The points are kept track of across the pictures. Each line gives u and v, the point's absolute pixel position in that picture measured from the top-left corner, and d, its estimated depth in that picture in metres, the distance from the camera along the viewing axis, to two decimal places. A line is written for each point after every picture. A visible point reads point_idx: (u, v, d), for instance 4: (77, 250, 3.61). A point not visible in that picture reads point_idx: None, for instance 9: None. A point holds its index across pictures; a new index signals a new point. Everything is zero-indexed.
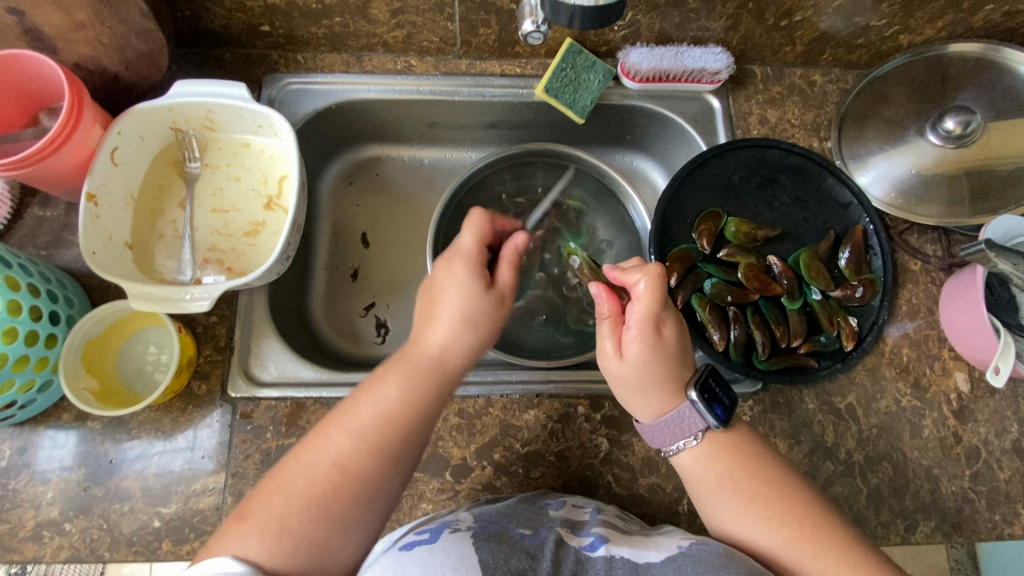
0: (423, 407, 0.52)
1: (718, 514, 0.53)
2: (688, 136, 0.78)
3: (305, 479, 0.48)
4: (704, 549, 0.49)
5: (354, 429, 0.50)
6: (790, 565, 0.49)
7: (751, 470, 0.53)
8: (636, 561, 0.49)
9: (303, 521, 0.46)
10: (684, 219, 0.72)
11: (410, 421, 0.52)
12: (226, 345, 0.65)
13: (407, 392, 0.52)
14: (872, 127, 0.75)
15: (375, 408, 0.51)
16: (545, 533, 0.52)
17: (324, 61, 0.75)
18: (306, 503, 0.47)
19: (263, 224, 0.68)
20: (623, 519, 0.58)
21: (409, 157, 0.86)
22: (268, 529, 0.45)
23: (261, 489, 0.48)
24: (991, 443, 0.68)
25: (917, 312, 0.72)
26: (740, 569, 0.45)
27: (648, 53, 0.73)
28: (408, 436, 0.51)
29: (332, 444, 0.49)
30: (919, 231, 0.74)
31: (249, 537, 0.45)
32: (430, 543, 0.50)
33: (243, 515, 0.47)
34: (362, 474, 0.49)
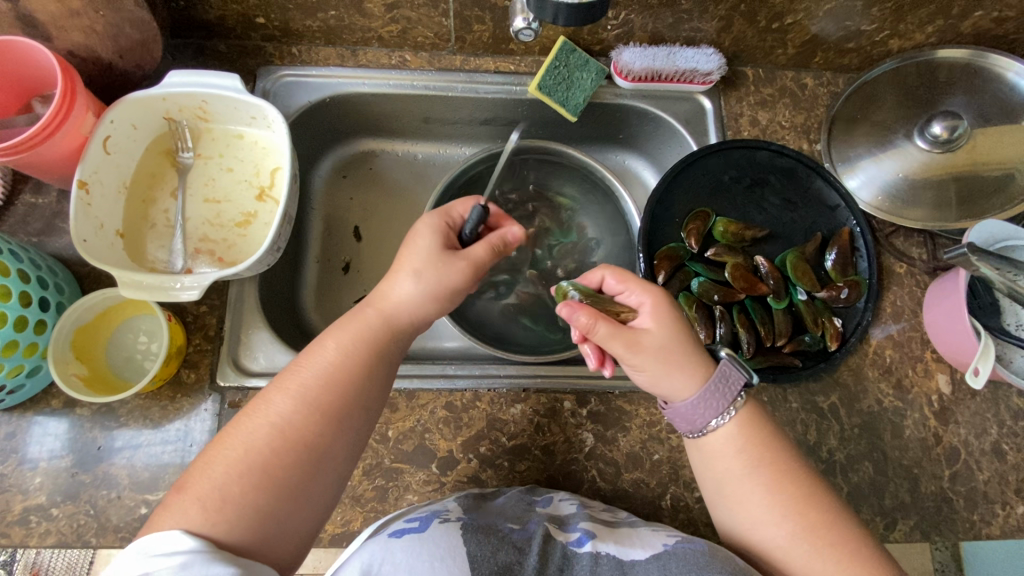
0: (366, 366, 0.53)
1: (741, 493, 0.52)
2: (680, 136, 0.79)
3: (249, 445, 0.47)
4: (688, 548, 0.50)
5: (296, 392, 0.51)
6: (801, 557, 0.49)
7: (769, 461, 0.52)
8: (620, 557, 0.50)
9: (248, 485, 0.45)
10: (674, 217, 0.72)
11: (352, 381, 0.52)
12: (216, 334, 0.65)
13: (350, 351, 0.53)
14: (860, 131, 0.76)
15: (317, 372, 0.52)
16: (534, 528, 0.53)
17: (319, 54, 0.75)
18: (251, 466, 0.46)
19: (255, 215, 0.69)
20: (609, 514, 0.59)
21: (403, 152, 0.86)
22: (207, 497, 0.45)
23: (206, 456, 0.48)
24: (971, 445, 0.69)
25: (902, 314, 0.73)
26: (724, 567, 0.47)
27: (641, 53, 0.73)
28: (348, 397, 0.52)
29: (274, 408, 0.50)
30: (905, 234, 0.75)
31: (187, 505, 0.44)
32: (419, 531, 0.51)
33: (183, 486, 0.46)
34: (308, 437, 0.49)
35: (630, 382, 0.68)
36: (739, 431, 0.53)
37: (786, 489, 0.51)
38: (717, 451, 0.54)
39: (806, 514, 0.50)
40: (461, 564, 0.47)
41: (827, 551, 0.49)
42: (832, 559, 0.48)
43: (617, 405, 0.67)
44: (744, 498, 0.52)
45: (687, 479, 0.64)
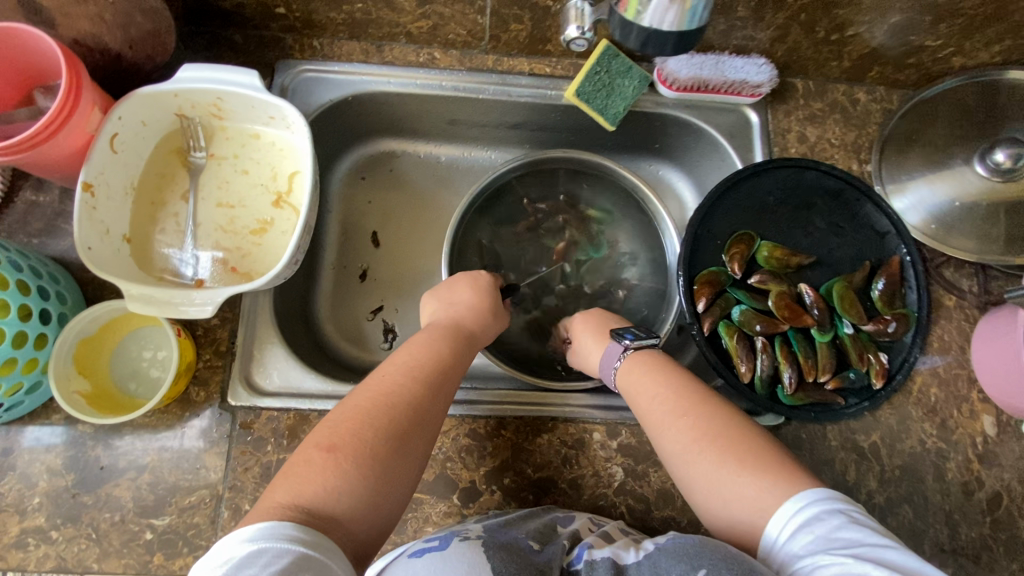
0: (458, 350, 0.56)
1: (660, 424, 0.50)
2: (722, 150, 0.74)
3: (363, 403, 0.47)
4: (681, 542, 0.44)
5: (412, 364, 0.52)
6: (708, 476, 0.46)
7: (683, 391, 0.51)
8: (619, 561, 0.46)
9: (369, 439, 0.44)
10: (715, 240, 0.68)
11: (447, 359, 0.54)
12: (227, 349, 0.62)
13: (442, 338, 0.56)
14: (915, 153, 0.72)
15: (424, 352, 0.53)
16: (551, 549, 0.50)
17: (342, 48, 0.70)
18: (390, 424, 0.46)
19: (271, 223, 0.64)
20: (624, 534, 0.55)
21: (426, 154, 0.82)
22: (360, 453, 0.43)
23: (326, 420, 0.46)
24: (1014, 490, 0.66)
25: (949, 349, 0.69)
26: (714, 556, 0.40)
27: (688, 61, 0.68)
28: (453, 371, 0.54)
29: (392, 375, 0.50)
30: (956, 265, 0.71)
31: (338, 459, 0.43)
32: (441, 550, 0.48)
33: (328, 443, 0.44)
34: (416, 398, 0.49)
35: None
36: (662, 379, 0.53)
37: (699, 419, 0.48)
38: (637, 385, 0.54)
39: (722, 433, 0.47)
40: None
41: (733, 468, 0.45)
42: (765, 487, 0.43)
43: (650, 439, 0.63)
44: (668, 430, 0.49)
45: None
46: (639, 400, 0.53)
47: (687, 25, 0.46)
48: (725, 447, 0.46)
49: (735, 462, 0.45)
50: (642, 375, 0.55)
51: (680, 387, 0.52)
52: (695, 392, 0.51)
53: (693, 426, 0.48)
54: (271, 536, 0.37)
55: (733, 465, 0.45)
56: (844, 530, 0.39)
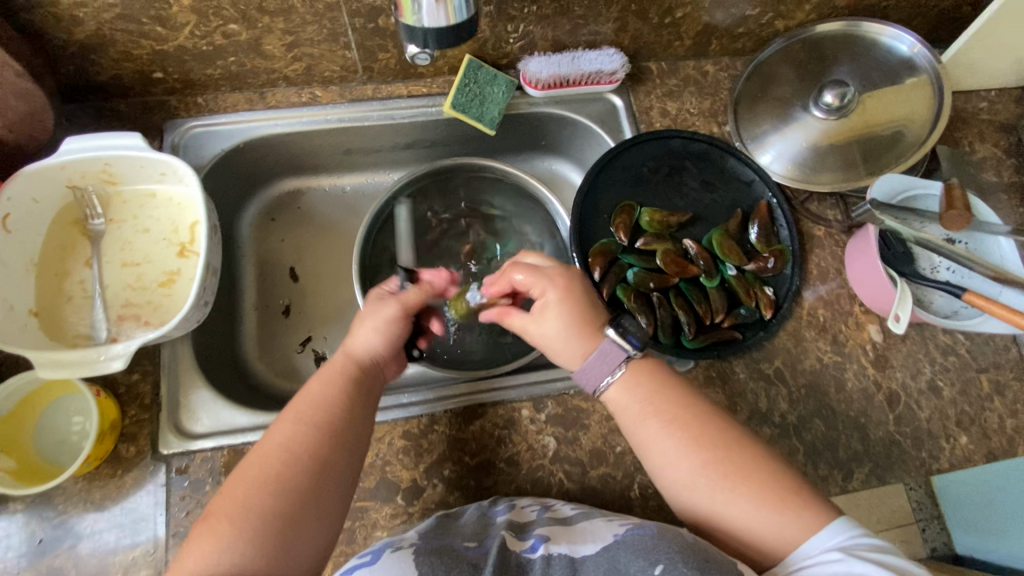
0: (351, 391, 0.56)
1: (645, 444, 0.55)
2: (597, 135, 0.81)
3: (259, 469, 0.49)
4: (637, 535, 0.50)
5: (299, 417, 0.52)
6: (696, 496, 0.51)
7: (681, 424, 0.54)
8: (572, 557, 0.50)
9: (266, 502, 0.47)
10: (601, 214, 0.74)
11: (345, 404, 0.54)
12: (152, 401, 0.63)
13: (346, 382, 0.56)
14: (763, 108, 0.80)
15: (311, 398, 0.54)
16: (490, 541, 0.52)
17: (227, 101, 0.74)
18: (267, 481, 0.48)
19: (178, 272, 0.66)
20: (572, 511, 0.59)
21: (331, 187, 0.86)
22: (233, 516, 0.46)
23: (225, 489, 0.48)
24: (908, 386, 0.73)
25: (827, 273, 0.77)
26: (671, 546, 0.47)
27: (546, 62, 0.75)
28: (345, 414, 0.54)
29: (278, 432, 0.51)
30: (818, 198, 0.80)
31: (216, 530, 0.45)
32: (370, 565, 0.50)
33: (208, 515, 0.47)
34: (311, 454, 0.50)
35: None
36: (639, 398, 0.56)
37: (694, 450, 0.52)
38: (621, 397, 0.57)
39: (733, 465, 0.51)
40: None
41: (723, 488, 0.50)
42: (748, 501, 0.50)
43: (574, 405, 0.67)
44: (665, 462, 0.53)
45: None
46: (621, 417, 0.57)
47: (457, 18, 0.49)
48: (739, 485, 0.50)
49: (746, 502, 0.50)
50: (628, 395, 0.56)
51: (665, 407, 0.55)
52: (683, 418, 0.54)
53: (699, 468, 0.52)
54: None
55: (751, 503, 0.49)
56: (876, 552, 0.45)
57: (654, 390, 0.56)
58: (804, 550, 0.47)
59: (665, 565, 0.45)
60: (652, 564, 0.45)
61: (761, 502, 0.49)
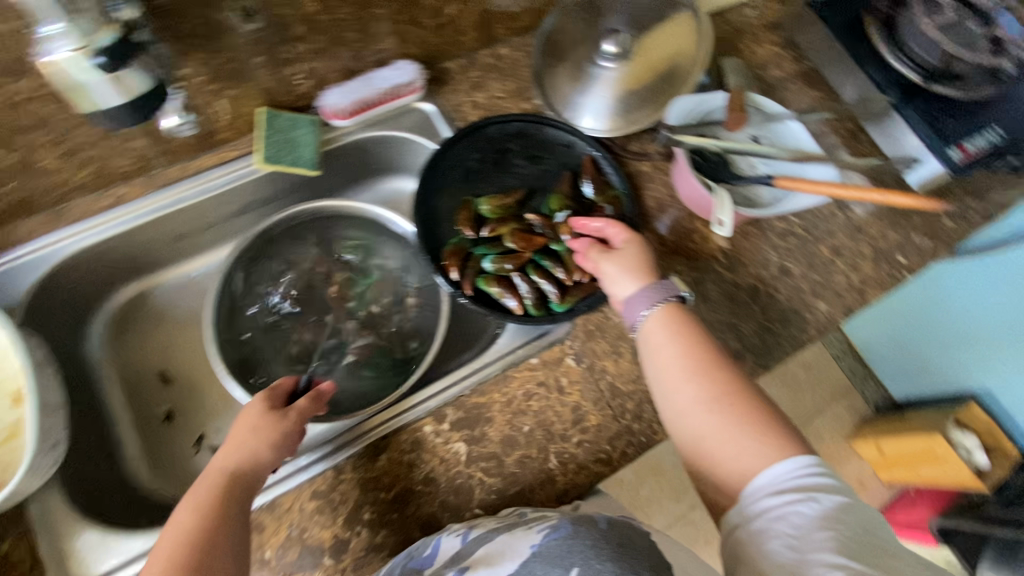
0: (222, 515, 0.53)
1: (668, 371, 0.60)
2: (419, 145, 0.83)
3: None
4: (553, 539, 0.54)
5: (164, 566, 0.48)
6: (686, 418, 0.57)
7: (695, 354, 0.60)
8: None
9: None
10: (444, 217, 0.77)
11: (215, 530, 0.52)
12: (31, 565, 0.58)
13: (216, 506, 0.54)
14: (562, 75, 0.83)
15: (177, 534, 0.51)
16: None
17: (23, 229, 0.70)
18: None
19: (20, 421, 0.62)
20: (500, 521, 0.60)
21: (177, 277, 0.82)
22: None
23: None
24: (763, 277, 0.80)
25: (665, 201, 0.82)
26: (583, 548, 0.53)
27: (344, 91, 0.77)
28: (216, 545, 0.51)
29: None
30: (637, 138, 0.85)
31: None
32: None
33: None
34: None
35: (475, 378, 0.70)
36: (670, 329, 0.62)
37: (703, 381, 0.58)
38: (652, 331, 0.63)
39: (722, 395, 0.57)
40: None
41: (712, 413, 0.56)
42: (729, 428, 0.55)
43: (473, 403, 0.69)
44: (676, 390, 0.59)
45: (560, 432, 0.68)
46: (654, 347, 0.62)
47: (137, 90, 0.55)
48: (724, 408, 0.56)
49: (734, 424, 0.55)
50: (659, 328, 0.62)
51: (690, 342, 0.61)
52: (704, 349, 0.61)
53: (703, 391, 0.57)
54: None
55: (732, 426, 0.55)
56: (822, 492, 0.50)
57: (685, 330, 0.62)
58: (780, 474, 0.51)
59: (580, 568, 0.52)
60: (568, 569, 0.52)
61: (750, 424, 0.55)
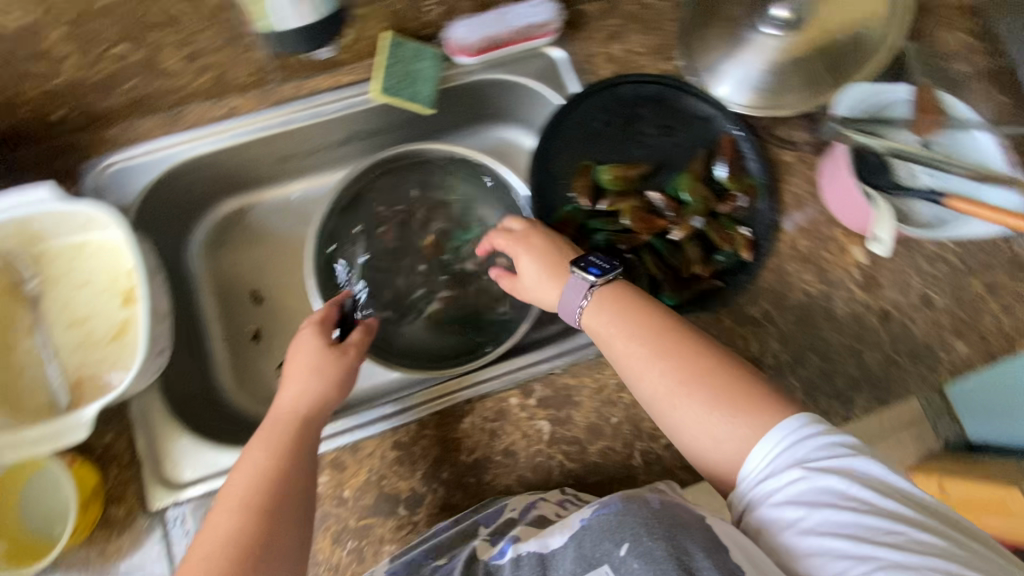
0: (290, 454, 0.54)
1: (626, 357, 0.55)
2: (542, 98, 0.76)
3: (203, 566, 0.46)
4: (603, 514, 0.49)
5: (237, 502, 0.50)
6: (672, 407, 0.52)
7: (644, 339, 0.55)
8: (541, 553, 0.51)
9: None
10: (559, 180, 0.70)
11: (283, 473, 0.53)
12: (131, 459, 0.61)
13: (284, 443, 0.55)
14: (714, 35, 0.72)
15: (249, 470, 0.52)
16: (457, 556, 0.55)
17: (139, 129, 0.68)
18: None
19: (127, 323, 0.62)
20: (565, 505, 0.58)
21: (276, 198, 0.81)
22: None
23: None
24: (899, 303, 0.71)
25: (803, 199, 0.73)
26: (636, 524, 0.47)
27: (473, 24, 0.70)
28: (288, 483, 0.52)
29: (217, 524, 0.49)
30: (784, 122, 0.75)
31: None
32: None
33: None
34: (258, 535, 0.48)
35: (568, 357, 0.68)
36: (619, 312, 0.57)
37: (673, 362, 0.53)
38: (596, 316, 0.58)
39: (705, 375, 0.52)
40: None
41: (691, 396, 0.51)
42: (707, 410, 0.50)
43: (563, 384, 0.66)
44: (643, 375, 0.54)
45: (648, 431, 0.64)
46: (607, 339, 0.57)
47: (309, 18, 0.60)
48: (694, 389, 0.51)
49: (708, 410, 0.50)
50: (602, 318, 0.57)
51: (668, 333, 0.55)
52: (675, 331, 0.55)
53: (669, 377, 0.52)
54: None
55: (709, 407, 0.50)
56: (822, 451, 0.47)
57: (629, 307, 0.57)
58: (774, 442, 0.48)
59: (630, 543, 0.46)
60: (618, 545, 0.46)
61: (728, 411, 0.50)
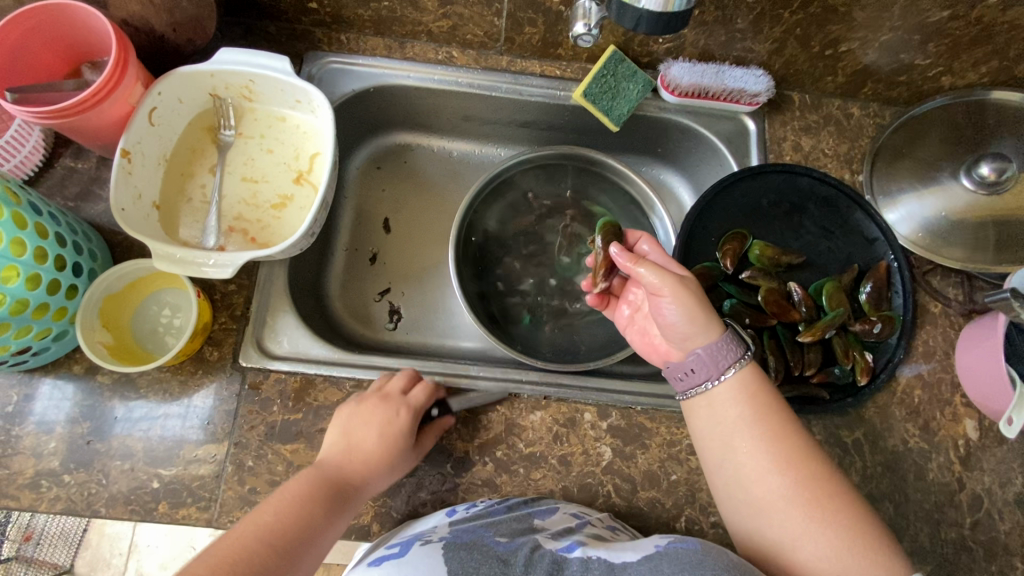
0: (361, 462, 0.56)
1: (748, 448, 0.52)
2: (720, 155, 0.78)
3: (263, 521, 0.48)
4: (682, 549, 0.48)
5: (304, 482, 0.53)
6: (783, 514, 0.49)
7: (786, 439, 0.52)
8: (611, 561, 0.49)
9: (254, 564, 0.45)
10: (709, 237, 0.73)
11: (342, 480, 0.55)
12: (242, 314, 0.65)
13: (353, 453, 0.56)
14: (904, 166, 0.75)
15: (333, 461, 0.56)
16: (521, 540, 0.52)
17: (367, 43, 0.75)
18: (252, 539, 0.47)
19: (291, 198, 0.69)
20: (611, 532, 0.57)
21: (439, 148, 0.86)
22: (215, 564, 0.44)
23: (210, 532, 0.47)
24: (994, 494, 0.67)
25: (933, 354, 0.71)
26: (716, 565, 0.43)
27: (690, 68, 0.72)
28: (346, 489, 0.54)
29: (281, 491, 0.52)
30: (942, 273, 0.74)
31: (195, 570, 0.43)
32: (399, 556, 0.50)
33: (193, 559, 0.44)
34: (303, 521, 0.50)
35: (653, 400, 0.67)
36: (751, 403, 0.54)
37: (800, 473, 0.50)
38: (725, 401, 0.54)
39: (823, 494, 0.49)
40: None
41: (797, 507, 0.49)
42: (833, 528, 0.48)
43: (639, 421, 0.66)
44: (764, 476, 0.51)
45: (703, 503, 0.63)
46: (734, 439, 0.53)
47: (674, 7, 0.47)
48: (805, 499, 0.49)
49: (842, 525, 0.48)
50: (734, 395, 0.54)
51: (778, 426, 0.53)
52: (771, 418, 0.53)
53: (794, 479, 0.50)
54: None
55: (814, 519, 0.48)
56: None
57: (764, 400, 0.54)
58: None
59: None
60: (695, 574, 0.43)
61: (810, 510, 0.48)
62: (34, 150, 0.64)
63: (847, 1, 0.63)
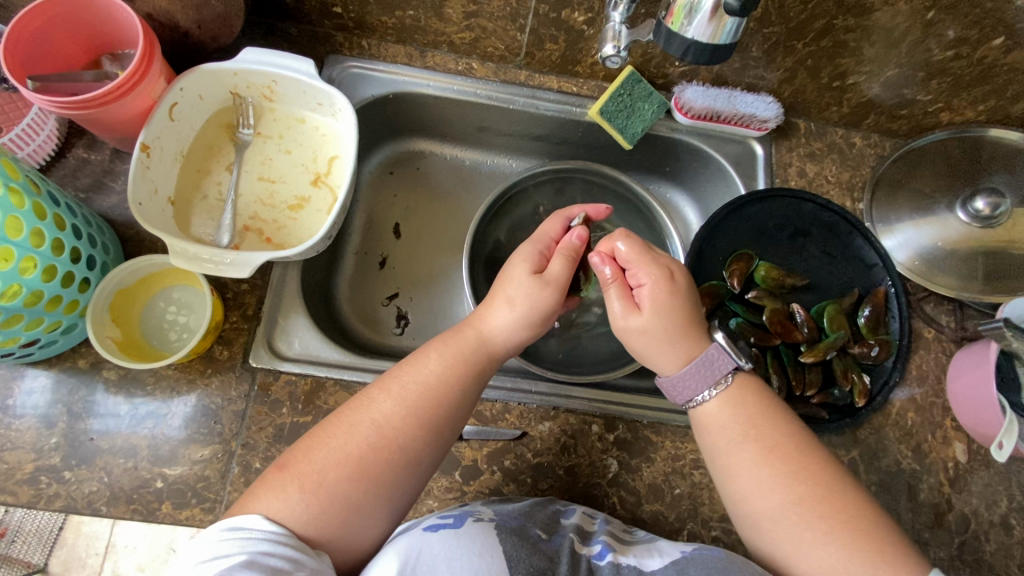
0: (462, 379, 0.55)
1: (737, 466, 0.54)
2: (728, 177, 0.80)
3: (359, 435, 0.50)
4: (706, 554, 0.51)
5: (399, 394, 0.52)
6: (784, 527, 0.51)
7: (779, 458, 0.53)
8: (640, 568, 0.50)
9: (341, 481, 0.48)
10: (717, 256, 0.75)
11: (445, 392, 0.53)
12: (253, 314, 0.65)
13: (453, 370, 0.55)
14: (902, 196, 0.78)
15: (431, 371, 0.54)
16: (560, 539, 0.52)
17: (388, 50, 0.76)
18: (350, 456, 0.49)
19: (308, 200, 0.69)
20: (630, 532, 0.58)
21: (452, 156, 0.87)
22: (308, 479, 0.47)
23: (303, 442, 0.50)
24: (981, 515, 0.70)
25: (926, 378, 0.74)
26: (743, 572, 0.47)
27: (704, 92, 0.74)
28: (446, 405, 0.53)
29: (375, 404, 0.52)
30: (936, 300, 0.76)
31: (287, 485, 0.47)
32: (454, 528, 0.50)
33: (285, 465, 0.48)
34: (400, 437, 0.50)
35: (658, 414, 0.68)
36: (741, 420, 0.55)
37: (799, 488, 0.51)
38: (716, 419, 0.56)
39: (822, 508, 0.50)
40: (497, 559, 0.47)
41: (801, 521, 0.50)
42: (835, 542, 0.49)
43: (644, 435, 0.67)
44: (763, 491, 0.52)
45: (705, 518, 0.64)
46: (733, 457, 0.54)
47: (720, 40, 0.49)
48: (811, 514, 0.50)
49: (833, 538, 0.49)
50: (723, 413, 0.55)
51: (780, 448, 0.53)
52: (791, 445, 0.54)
53: (808, 497, 0.51)
54: (240, 530, 0.43)
55: (804, 536, 0.50)
56: None
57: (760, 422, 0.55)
58: None
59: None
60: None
61: (782, 530, 0.51)
62: (47, 140, 0.63)
63: (858, 37, 0.66)
